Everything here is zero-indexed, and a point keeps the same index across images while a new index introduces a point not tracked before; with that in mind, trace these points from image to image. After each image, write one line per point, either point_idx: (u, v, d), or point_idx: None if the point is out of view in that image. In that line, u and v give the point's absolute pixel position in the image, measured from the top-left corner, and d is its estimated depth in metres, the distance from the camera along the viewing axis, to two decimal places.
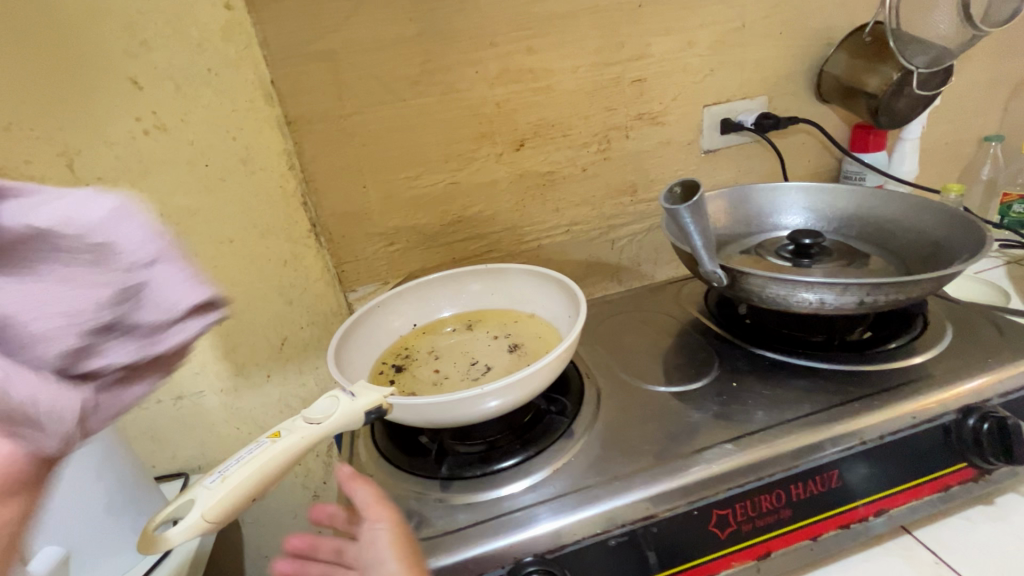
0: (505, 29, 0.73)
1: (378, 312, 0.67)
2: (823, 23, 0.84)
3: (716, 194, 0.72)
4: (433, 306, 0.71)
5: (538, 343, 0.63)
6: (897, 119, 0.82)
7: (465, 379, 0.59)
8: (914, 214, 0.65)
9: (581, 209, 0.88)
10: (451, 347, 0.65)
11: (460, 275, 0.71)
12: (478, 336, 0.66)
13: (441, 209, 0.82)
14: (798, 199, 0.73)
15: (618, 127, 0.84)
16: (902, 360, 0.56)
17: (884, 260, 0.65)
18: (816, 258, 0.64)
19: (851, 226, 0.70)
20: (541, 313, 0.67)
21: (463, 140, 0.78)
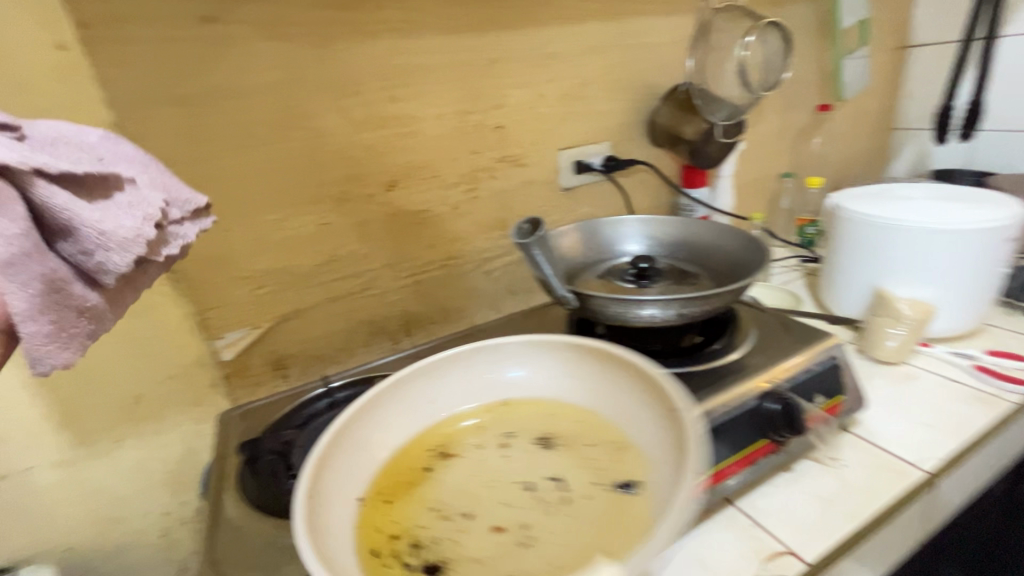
0: (368, 79, 0.78)
1: (340, 440, 0.53)
2: (647, 81, 1.00)
3: (570, 228, 0.81)
4: (443, 425, 0.61)
5: (605, 439, 0.56)
6: (711, 160, 0.99)
7: (544, 505, 0.50)
8: (723, 238, 0.80)
9: (454, 244, 0.93)
10: (453, 474, 0.55)
11: (452, 364, 0.63)
12: (511, 462, 0.55)
13: (313, 250, 0.82)
14: (636, 230, 0.85)
15: (483, 168, 0.91)
16: (722, 357, 0.68)
17: (707, 277, 0.78)
18: (653, 279, 0.75)
19: (680, 250, 0.83)
20: (615, 407, 0.58)
21: (333, 182, 0.80)
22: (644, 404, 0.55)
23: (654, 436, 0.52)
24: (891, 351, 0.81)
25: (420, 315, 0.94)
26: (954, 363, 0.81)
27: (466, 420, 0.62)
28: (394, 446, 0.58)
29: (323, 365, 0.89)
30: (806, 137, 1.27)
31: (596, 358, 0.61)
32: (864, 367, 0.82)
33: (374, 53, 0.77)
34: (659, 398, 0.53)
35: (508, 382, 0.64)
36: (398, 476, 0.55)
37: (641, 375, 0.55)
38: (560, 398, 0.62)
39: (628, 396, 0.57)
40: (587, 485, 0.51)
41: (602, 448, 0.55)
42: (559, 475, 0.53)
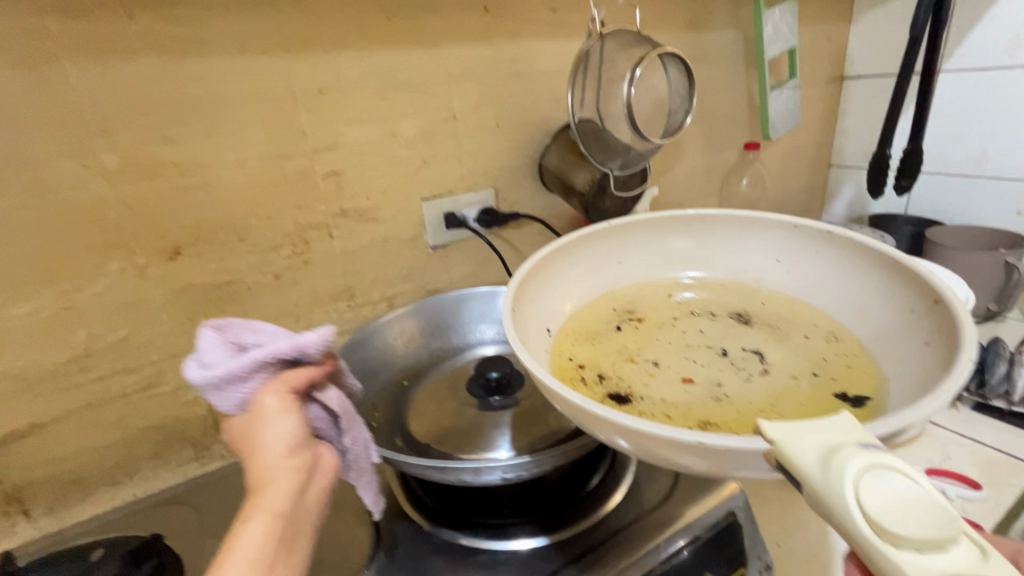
0: (122, 113, 0.57)
1: (534, 300, 0.59)
2: (535, 117, 0.83)
3: (397, 315, 0.67)
4: (661, 292, 0.70)
5: (809, 322, 0.63)
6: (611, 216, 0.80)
7: (643, 373, 0.56)
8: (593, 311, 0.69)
9: (280, 322, 0.72)
10: (620, 347, 0.60)
11: (557, 256, 0.64)
12: (639, 334, 0.62)
13: (53, 343, 0.59)
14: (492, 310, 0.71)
15: (316, 226, 0.71)
16: (587, 517, 0.55)
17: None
18: (513, 395, 0.59)
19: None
20: (782, 276, 0.68)
21: (78, 254, 0.58)
22: (845, 279, 0.63)
23: (840, 296, 0.63)
24: None
25: None
26: None
27: (687, 287, 0.71)
28: (570, 311, 0.65)
29: (88, 491, 0.66)
30: (734, 177, 1.12)
31: (782, 248, 0.69)
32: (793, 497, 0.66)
33: (128, 79, 0.56)
34: (872, 269, 0.60)
35: (556, 294, 0.65)
36: (571, 341, 0.61)
37: (849, 253, 0.63)
38: (562, 305, 0.65)
39: (827, 264, 0.65)
40: (794, 348, 0.59)
41: (787, 311, 0.65)
42: (755, 344, 0.60)
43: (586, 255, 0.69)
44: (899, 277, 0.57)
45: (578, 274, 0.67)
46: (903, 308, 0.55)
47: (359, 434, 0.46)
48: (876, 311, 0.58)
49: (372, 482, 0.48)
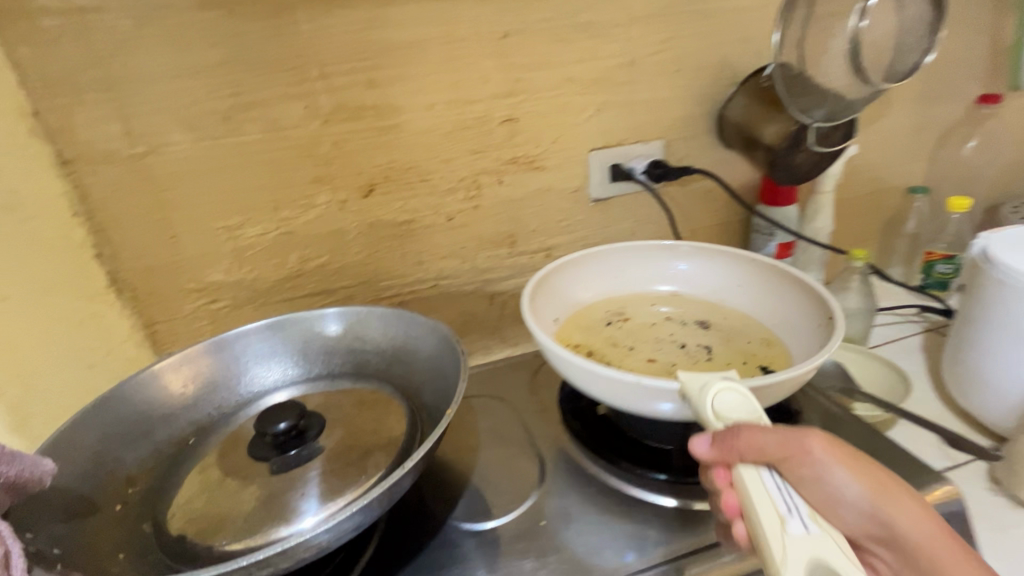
0: (336, 58, 0.62)
1: (551, 284, 0.62)
2: (721, 62, 0.75)
3: (168, 361, 0.60)
4: (640, 307, 0.66)
5: (753, 335, 0.61)
6: (797, 175, 0.72)
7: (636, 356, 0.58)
8: (399, 329, 0.64)
9: (449, 261, 0.77)
10: (633, 335, 0.62)
11: (586, 257, 0.66)
12: (633, 334, 0.62)
13: (274, 262, 0.70)
14: (253, 347, 0.64)
15: (488, 171, 0.73)
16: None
17: (389, 390, 0.62)
18: (314, 439, 0.54)
19: (357, 356, 0.65)
20: (740, 296, 0.65)
21: (296, 186, 0.67)
22: (775, 298, 0.62)
23: (769, 304, 0.62)
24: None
25: None
26: None
27: (659, 300, 0.67)
28: (586, 300, 0.65)
29: None
30: (955, 137, 0.92)
31: (738, 263, 0.66)
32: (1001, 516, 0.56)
33: (344, 26, 0.61)
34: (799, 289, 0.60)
35: (575, 287, 0.65)
36: (581, 332, 0.62)
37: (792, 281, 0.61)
38: (582, 297, 0.65)
39: (770, 282, 0.63)
40: (733, 347, 0.60)
41: (738, 321, 0.63)
42: (711, 346, 0.60)
43: (593, 265, 0.67)
44: (795, 289, 0.60)
45: (587, 274, 0.67)
46: (800, 321, 0.58)
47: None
48: (791, 317, 0.60)
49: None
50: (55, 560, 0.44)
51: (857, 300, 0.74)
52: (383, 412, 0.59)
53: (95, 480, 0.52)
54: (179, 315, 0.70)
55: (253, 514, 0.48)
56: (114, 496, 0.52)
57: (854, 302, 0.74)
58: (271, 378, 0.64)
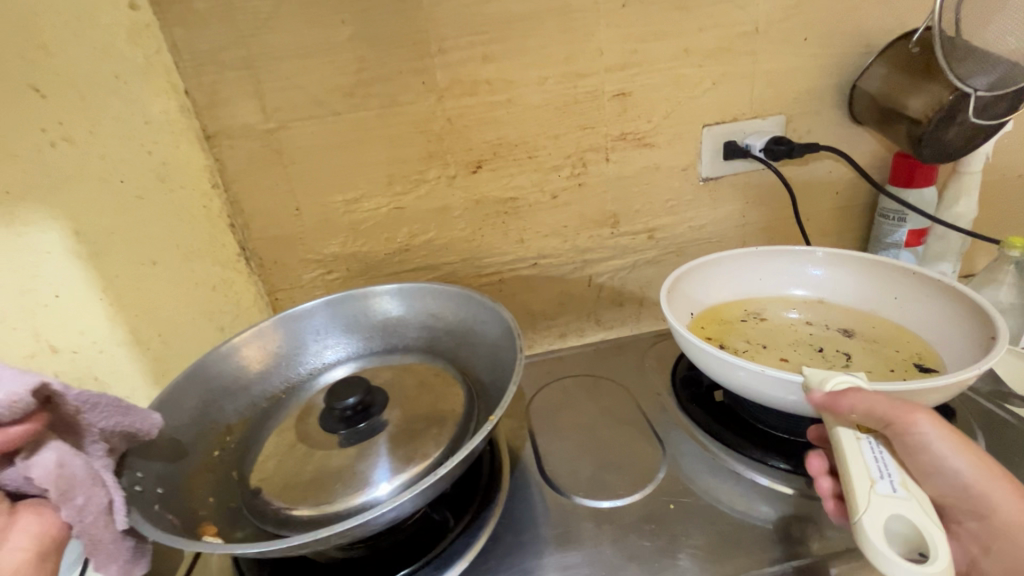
0: (454, 32, 0.63)
1: (683, 287, 0.58)
2: (859, 28, 0.69)
3: (244, 334, 0.55)
4: (771, 308, 0.60)
5: (900, 344, 0.54)
6: (942, 152, 0.64)
7: (770, 358, 0.53)
8: (466, 311, 0.57)
9: (550, 240, 0.76)
10: (768, 337, 0.56)
11: (719, 259, 0.60)
12: (766, 334, 0.57)
13: (385, 235, 0.72)
14: (320, 324, 0.59)
15: (595, 148, 0.71)
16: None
17: (453, 369, 0.56)
18: (379, 416, 0.50)
19: (426, 338, 0.59)
20: (901, 309, 0.56)
21: (409, 161, 0.68)
22: (928, 308, 0.54)
23: (921, 314, 0.54)
24: None
25: None
26: None
27: (785, 303, 0.60)
28: (714, 303, 0.60)
29: None
30: None
31: (881, 267, 0.58)
32: None
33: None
34: (961, 308, 0.51)
35: (704, 287, 0.60)
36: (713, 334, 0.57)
37: (962, 298, 0.51)
38: (712, 297, 0.60)
39: (928, 294, 0.54)
40: (879, 356, 0.52)
41: (884, 329, 0.56)
42: (850, 352, 0.53)
43: (733, 262, 0.61)
44: (957, 301, 0.51)
45: (725, 273, 0.61)
46: (961, 334, 0.50)
47: (96, 499, 0.40)
48: (948, 327, 0.51)
49: (116, 550, 0.41)
50: (153, 500, 0.43)
51: (1010, 294, 0.66)
52: (450, 395, 0.53)
53: (194, 432, 0.50)
54: (297, 284, 0.74)
55: (328, 478, 0.46)
56: (213, 443, 0.50)
57: (1007, 296, 0.66)
58: (334, 356, 0.59)
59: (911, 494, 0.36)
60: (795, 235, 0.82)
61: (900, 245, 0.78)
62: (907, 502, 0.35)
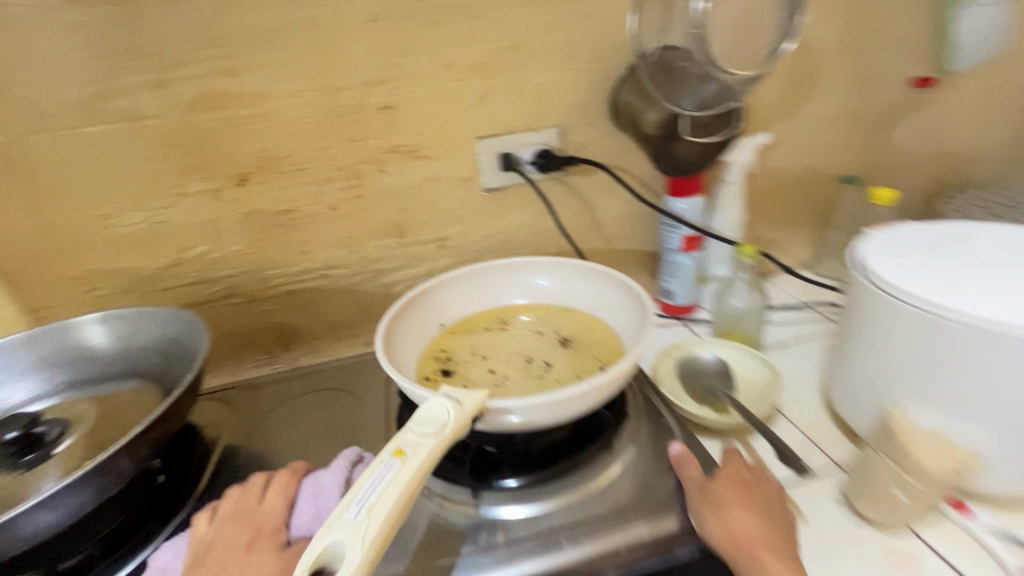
0: (191, 46, 0.62)
1: (421, 302, 0.60)
2: (614, 46, 0.72)
3: None
4: (508, 318, 0.63)
5: (604, 349, 0.58)
6: (681, 166, 0.69)
7: (483, 364, 0.57)
8: (167, 330, 0.59)
9: (335, 251, 0.76)
10: (495, 346, 0.59)
11: (461, 275, 0.63)
12: (494, 341, 0.60)
13: (152, 250, 0.70)
14: (2, 363, 0.56)
15: (368, 160, 0.72)
16: (561, 500, 0.47)
17: (151, 388, 0.57)
18: (52, 443, 0.50)
19: (130, 360, 0.59)
20: (613, 315, 0.60)
21: (165, 175, 0.67)
22: (630, 316, 0.58)
23: (625, 321, 0.58)
24: (883, 512, 0.49)
25: (298, 329, 0.80)
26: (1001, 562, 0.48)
27: (522, 311, 0.64)
28: (459, 313, 0.63)
29: None
30: (887, 126, 0.88)
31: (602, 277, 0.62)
32: (846, 534, 0.50)
33: (196, 11, 0.60)
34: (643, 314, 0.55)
35: (445, 304, 0.62)
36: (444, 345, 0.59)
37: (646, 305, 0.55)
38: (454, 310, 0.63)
39: (629, 301, 0.58)
40: (577, 363, 0.56)
41: (598, 336, 0.59)
42: (554, 361, 0.57)
43: (477, 275, 0.64)
44: (642, 309, 0.55)
45: (469, 285, 0.64)
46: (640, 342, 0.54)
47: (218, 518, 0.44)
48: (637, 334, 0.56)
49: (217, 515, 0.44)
50: None
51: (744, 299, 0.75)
52: (140, 410, 0.54)
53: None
54: (62, 303, 0.71)
55: None
56: None
57: (754, 298, 0.74)
58: (26, 395, 0.57)
59: (372, 515, 0.34)
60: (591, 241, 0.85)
61: (678, 250, 0.81)
62: (355, 521, 0.34)
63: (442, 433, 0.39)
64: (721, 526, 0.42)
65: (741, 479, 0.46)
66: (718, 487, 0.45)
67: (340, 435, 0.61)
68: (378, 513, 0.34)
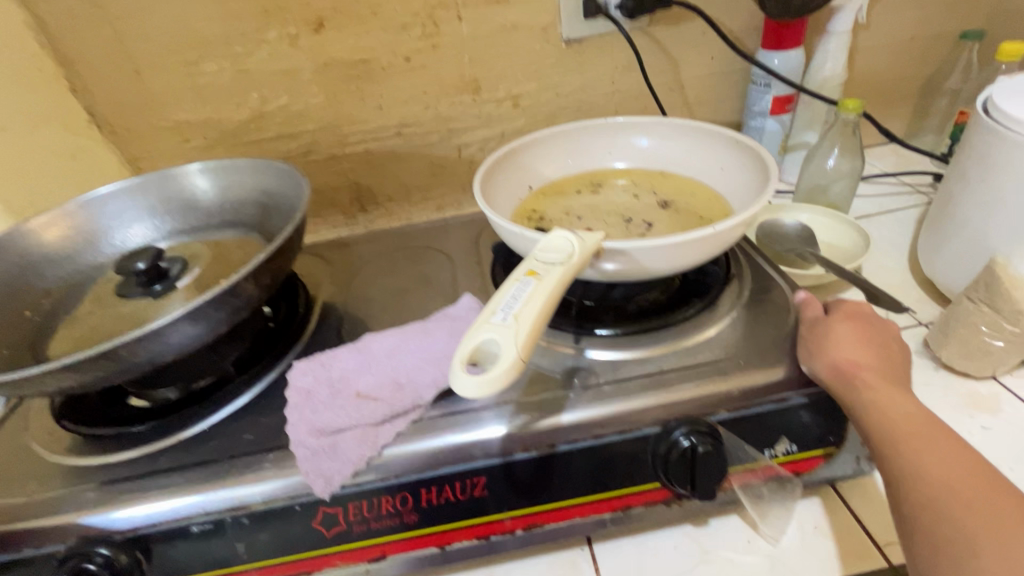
0: None
1: (517, 158, 0.59)
2: None
3: (47, 213, 0.58)
4: (601, 182, 0.62)
5: (706, 211, 0.56)
6: (789, 7, 0.64)
7: (578, 224, 0.56)
8: (262, 179, 0.61)
9: (410, 107, 0.75)
10: (590, 208, 0.58)
11: (559, 134, 0.62)
12: (589, 202, 0.59)
13: (235, 101, 0.71)
14: (121, 206, 0.61)
15: (444, 5, 0.68)
16: (663, 349, 0.50)
17: (256, 234, 0.60)
18: (175, 277, 0.55)
19: (229, 209, 0.62)
20: (714, 179, 0.59)
21: (244, 19, 0.66)
22: (741, 173, 0.56)
23: (731, 182, 0.57)
24: (973, 361, 0.50)
25: (374, 189, 0.82)
26: None
27: (617, 177, 0.62)
28: (551, 177, 0.62)
29: None
30: None
31: (707, 139, 0.60)
32: (927, 377, 0.52)
33: None
34: (754, 172, 0.54)
35: (539, 167, 0.61)
36: (538, 202, 0.59)
37: (758, 159, 0.54)
38: (547, 171, 0.62)
39: (736, 162, 0.57)
40: (679, 223, 0.56)
41: (700, 200, 0.58)
42: (654, 221, 0.56)
43: (570, 136, 0.63)
44: (755, 163, 0.54)
45: (563, 147, 0.63)
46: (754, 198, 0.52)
47: (348, 388, 0.47)
48: (746, 191, 0.55)
49: (335, 404, 0.46)
50: None
51: (836, 159, 0.70)
52: (248, 256, 0.57)
53: (5, 293, 0.53)
54: (157, 155, 0.74)
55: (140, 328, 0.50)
56: (26, 304, 0.54)
57: (848, 163, 0.70)
58: (141, 238, 0.62)
59: (522, 319, 0.37)
60: (673, 104, 0.80)
61: (766, 114, 0.76)
62: (507, 325, 0.37)
63: (569, 260, 0.41)
64: (831, 359, 0.45)
65: (862, 322, 0.49)
66: (835, 324, 0.48)
67: (429, 289, 0.65)
68: (525, 319, 0.37)
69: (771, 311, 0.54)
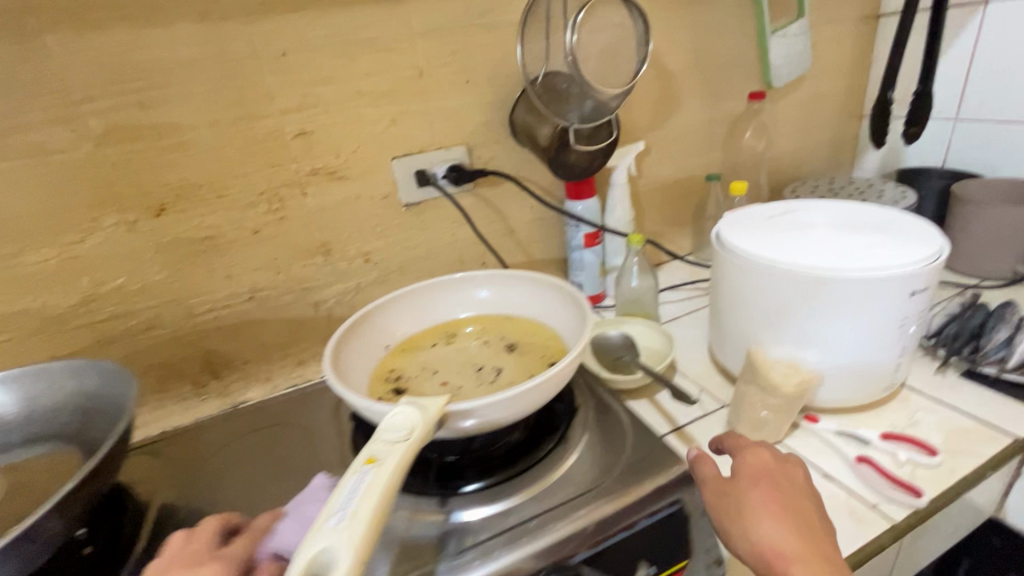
0: (101, 82, 0.63)
1: (368, 322, 0.63)
2: (507, 73, 0.83)
3: None
4: (455, 331, 0.67)
5: (546, 350, 0.63)
6: (576, 171, 0.82)
7: (432, 380, 0.60)
8: (81, 382, 0.56)
9: (261, 273, 0.78)
10: (444, 360, 0.63)
11: (409, 294, 0.67)
12: (444, 353, 0.64)
13: (61, 287, 0.68)
14: None
15: (289, 184, 0.76)
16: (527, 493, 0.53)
17: (75, 447, 0.55)
18: None
19: (38, 422, 0.56)
20: (550, 318, 0.66)
21: (74, 210, 0.66)
22: (569, 313, 0.63)
23: (563, 321, 0.64)
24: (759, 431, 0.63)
25: (228, 355, 0.80)
26: (837, 451, 0.61)
27: (469, 324, 0.68)
28: (406, 333, 0.66)
29: None
30: (736, 131, 1.06)
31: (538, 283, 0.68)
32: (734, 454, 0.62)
33: (104, 49, 0.62)
34: (578, 315, 0.61)
35: (394, 325, 0.66)
36: (396, 362, 0.63)
37: (578, 304, 0.61)
38: (404, 328, 0.67)
39: (563, 304, 0.64)
40: (525, 364, 0.61)
41: (540, 339, 0.65)
42: (502, 367, 0.61)
43: (420, 292, 0.68)
44: (577, 307, 0.61)
45: (414, 303, 0.68)
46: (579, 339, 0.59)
47: None
48: (575, 328, 0.62)
49: None
50: None
51: (637, 279, 0.86)
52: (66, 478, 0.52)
53: None
54: None
55: None
56: None
57: (647, 280, 0.86)
58: None
59: (358, 516, 0.38)
60: (508, 245, 0.94)
61: (581, 247, 0.93)
62: (343, 527, 0.37)
63: (408, 441, 0.44)
64: (752, 545, 0.43)
65: (771, 482, 0.48)
66: (747, 496, 0.46)
67: (291, 472, 0.63)
68: (361, 517, 0.38)
69: (613, 432, 0.61)
